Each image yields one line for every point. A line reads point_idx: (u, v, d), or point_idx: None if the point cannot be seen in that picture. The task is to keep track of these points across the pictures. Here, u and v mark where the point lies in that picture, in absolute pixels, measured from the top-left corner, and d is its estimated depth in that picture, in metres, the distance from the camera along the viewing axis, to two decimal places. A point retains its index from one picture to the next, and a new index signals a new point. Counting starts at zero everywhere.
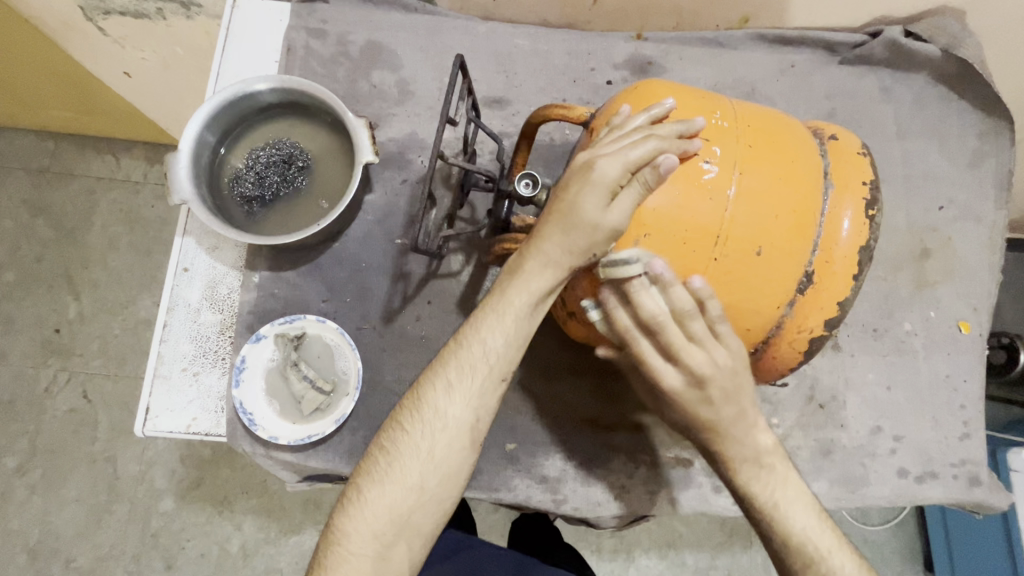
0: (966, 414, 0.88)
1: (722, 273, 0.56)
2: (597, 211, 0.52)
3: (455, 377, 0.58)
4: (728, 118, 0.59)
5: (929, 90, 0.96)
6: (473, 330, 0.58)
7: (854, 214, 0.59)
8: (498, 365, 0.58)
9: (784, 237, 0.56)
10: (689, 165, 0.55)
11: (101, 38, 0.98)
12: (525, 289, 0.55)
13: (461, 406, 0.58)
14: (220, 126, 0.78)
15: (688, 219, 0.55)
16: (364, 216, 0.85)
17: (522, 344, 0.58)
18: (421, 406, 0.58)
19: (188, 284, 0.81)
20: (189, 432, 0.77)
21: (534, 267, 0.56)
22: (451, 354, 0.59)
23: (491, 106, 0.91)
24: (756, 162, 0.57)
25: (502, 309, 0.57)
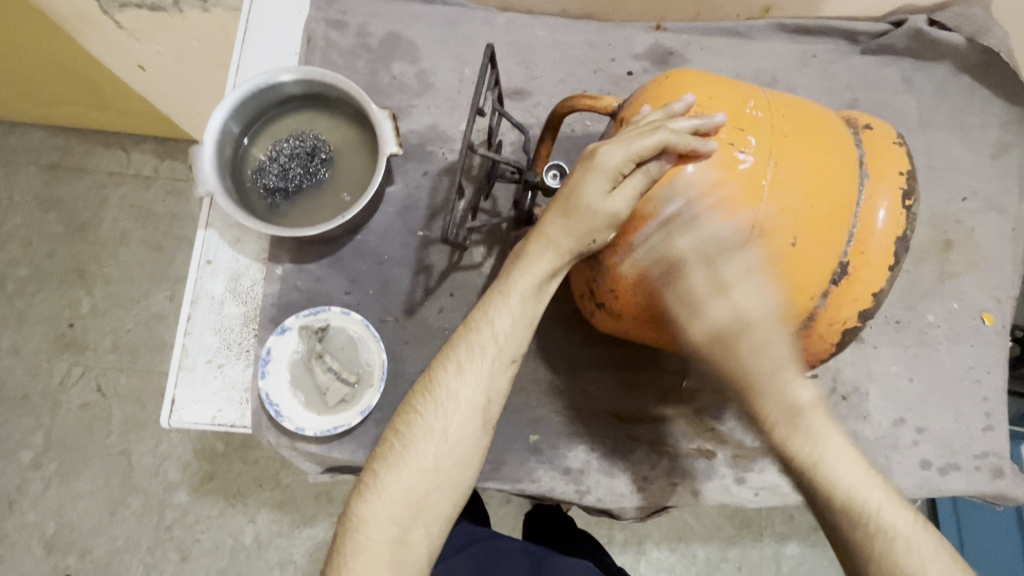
0: (989, 406, 0.88)
1: (760, 265, 0.56)
2: (603, 202, 0.55)
3: (465, 358, 0.58)
4: (760, 109, 0.58)
5: (953, 80, 0.95)
6: (482, 312, 0.59)
7: (890, 203, 0.59)
8: (508, 346, 0.58)
9: (818, 227, 0.56)
10: (722, 156, 0.55)
11: (116, 31, 0.98)
12: (528, 271, 0.58)
13: (473, 387, 0.58)
14: (243, 117, 0.78)
15: (724, 212, 0.55)
16: (385, 209, 0.85)
17: (531, 325, 0.59)
18: (434, 389, 0.59)
19: (211, 276, 0.81)
20: (213, 424, 0.78)
21: (540, 253, 0.58)
22: (461, 338, 0.60)
23: (512, 98, 0.91)
24: (790, 152, 0.56)
25: (511, 294, 0.58)
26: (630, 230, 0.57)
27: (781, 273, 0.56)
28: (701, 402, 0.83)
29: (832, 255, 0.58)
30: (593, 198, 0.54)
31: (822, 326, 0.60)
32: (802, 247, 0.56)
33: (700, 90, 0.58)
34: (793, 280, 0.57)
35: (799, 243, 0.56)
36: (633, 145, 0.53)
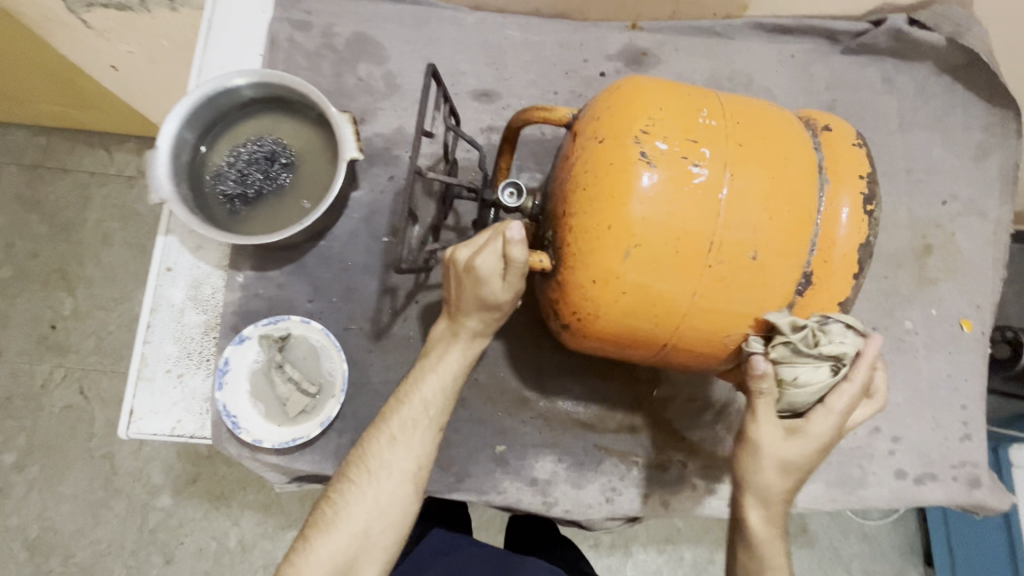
0: (967, 415, 0.86)
1: (719, 284, 0.55)
2: (493, 293, 0.56)
3: (397, 430, 0.61)
4: (713, 121, 0.56)
5: (934, 80, 0.93)
6: (412, 386, 0.61)
7: (852, 209, 0.57)
8: (436, 415, 0.61)
9: (778, 240, 0.55)
10: (674, 173, 0.53)
11: (84, 30, 0.96)
12: (455, 353, 0.61)
13: (404, 457, 0.60)
14: (200, 123, 0.76)
15: (679, 231, 0.53)
16: (350, 214, 0.84)
17: (454, 397, 0.62)
18: (367, 459, 0.61)
19: (172, 284, 0.79)
20: (173, 434, 0.76)
21: (466, 339, 0.61)
22: (394, 411, 0.62)
23: (480, 100, 0.89)
24: (743, 167, 0.55)
25: (440, 373, 0.61)
26: (582, 251, 0.55)
27: (741, 291, 0.55)
28: (672, 410, 0.82)
29: (794, 268, 0.56)
30: (480, 300, 0.57)
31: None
32: (761, 264, 0.55)
33: (651, 104, 0.56)
34: (754, 297, 0.56)
35: (758, 260, 0.54)
36: (478, 257, 0.54)
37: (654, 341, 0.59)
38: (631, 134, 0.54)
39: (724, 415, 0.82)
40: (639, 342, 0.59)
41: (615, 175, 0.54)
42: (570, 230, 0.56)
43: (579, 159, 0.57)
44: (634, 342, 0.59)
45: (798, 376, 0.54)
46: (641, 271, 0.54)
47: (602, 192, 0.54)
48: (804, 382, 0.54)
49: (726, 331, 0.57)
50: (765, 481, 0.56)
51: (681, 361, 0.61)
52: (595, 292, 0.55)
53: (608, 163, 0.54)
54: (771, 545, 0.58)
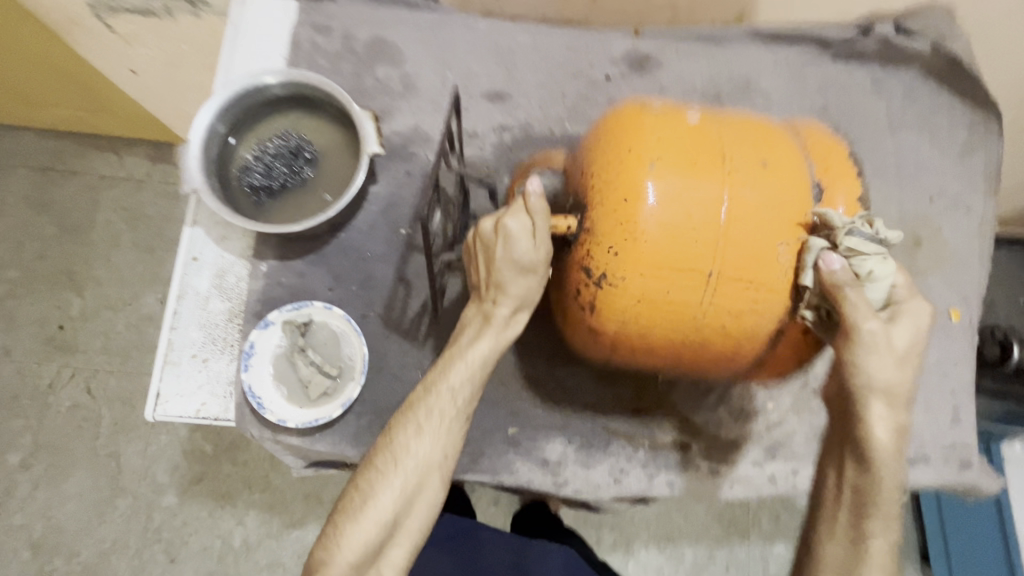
0: (957, 400, 0.90)
1: (742, 215, 0.58)
2: (527, 255, 0.59)
3: (424, 420, 0.63)
4: (712, 136, 0.61)
5: (921, 84, 0.98)
6: (441, 376, 0.63)
7: (827, 153, 0.67)
8: (463, 406, 0.64)
9: (781, 167, 0.61)
10: (680, 183, 0.58)
11: (108, 35, 1.00)
12: (482, 342, 0.63)
13: (431, 447, 0.63)
14: (229, 117, 0.81)
15: (692, 199, 0.58)
16: (368, 207, 0.88)
17: (480, 387, 0.64)
18: (394, 449, 0.63)
19: (197, 272, 0.83)
20: (197, 417, 0.79)
21: (499, 322, 0.63)
22: (420, 400, 0.64)
23: (492, 100, 0.93)
24: (743, 175, 0.59)
25: (469, 362, 0.63)
26: (602, 259, 0.60)
27: (753, 293, 0.59)
28: (677, 394, 0.86)
29: (803, 192, 0.61)
30: (514, 262, 0.60)
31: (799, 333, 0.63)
32: (768, 265, 0.59)
33: (653, 123, 0.61)
34: (765, 298, 0.59)
35: (765, 263, 0.58)
36: (505, 219, 0.59)
37: (674, 344, 0.63)
38: (632, 108, 0.64)
39: (726, 398, 0.86)
40: (684, 285, 0.59)
41: (628, 128, 0.62)
42: (588, 240, 0.61)
43: (592, 176, 0.62)
44: (656, 345, 0.63)
45: (873, 271, 0.57)
46: (670, 197, 0.58)
47: (621, 140, 0.61)
48: (878, 275, 0.57)
49: (765, 261, 0.58)
50: (882, 377, 0.59)
51: (700, 365, 0.65)
52: (617, 297, 0.60)
53: (620, 123, 0.63)
54: (886, 446, 0.60)
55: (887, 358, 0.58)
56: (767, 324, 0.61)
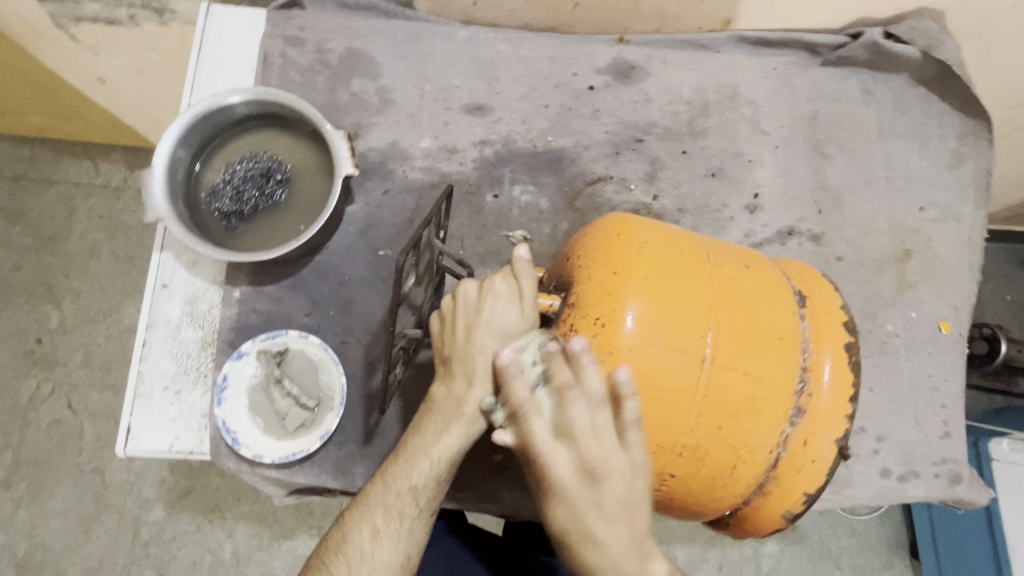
0: (947, 413, 0.89)
1: (728, 332, 0.58)
2: (515, 324, 0.60)
3: (381, 521, 0.60)
4: (703, 255, 0.61)
5: (910, 91, 0.96)
6: (402, 474, 0.60)
7: (803, 273, 0.71)
8: (425, 503, 0.61)
9: (762, 286, 0.63)
10: (671, 300, 0.57)
11: (73, 44, 0.95)
12: (445, 439, 0.60)
13: (389, 549, 0.59)
14: (194, 141, 0.77)
15: (678, 313, 0.57)
16: (346, 228, 0.85)
17: (443, 483, 0.61)
18: (347, 550, 0.60)
19: (167, 300, 0.79)
20: (172, 451, 0.76)
21: (469, 414, 0.60)
22: (379, 497, 0.61)
23: (472, 113, 0.90)
24: (734, 298, 0.59)
25: (434, 458, 0.60)
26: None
27: (740, 422, 0.59)
28: None
29: (787, 312, 0.63)
30: (500, 330, 0.59)
31: (783, 471, 0.63)
32: (758, 395, 0.59)
33: (643, 233, 0.60)
34: (750, 432, 0.59)
35: (756, 393, 0.58)
36: (494, 282, 0.61)
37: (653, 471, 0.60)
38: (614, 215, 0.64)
39: None
40: (670, 402, 0.56)
41: (619, 233, 0.60)
42: None
43: (577, 281, 0.60)
44: None
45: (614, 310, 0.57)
46: (656, 309, 0.56)
47: (610, 246, 0.59)
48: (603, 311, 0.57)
49: (750, 378, 0.58)
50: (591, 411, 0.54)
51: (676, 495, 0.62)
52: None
53: (610, 230, 0.61)
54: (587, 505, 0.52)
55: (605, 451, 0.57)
56: (755, 460, 0.61)
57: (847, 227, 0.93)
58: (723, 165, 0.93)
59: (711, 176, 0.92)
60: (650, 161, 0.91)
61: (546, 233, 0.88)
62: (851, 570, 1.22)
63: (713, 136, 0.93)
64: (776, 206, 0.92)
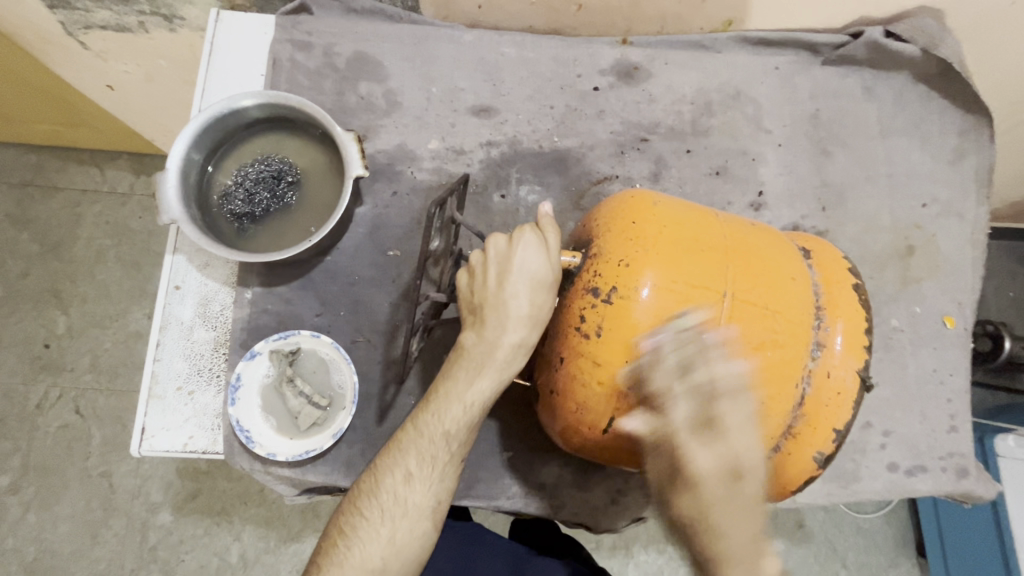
0: (952, 408, 0.90)
1: (746, 273, 0.60)
2: (543, 272, 0.60)
3: (414, 466, 0.61)
4: (711, 212, 0.65)
5: (911, 89, 0.97)
6: (434, 420, 0.61)
7: (803, 240, 0.74)
8: (456, 449, 0.62)
9: (769, 239, 0.66)
10: (689, 242, 0.59)
11: (83, 51, 0.97)
12: (478, 382, 0.61)
13: (422, 492, 0.61)
14: (206, 144, 0.78)
15: (700, 256, 0.59)
16: (355, 229, 0.86)
17: (473, 430, 0.62)
18: (380, 494, 0.61)
19: (180, 302, 0.80)
20: (185, 451, 0.77)
21: (500, 360, 0.61)
22: (411, 443, 0.62)
23: (478, 115, 0.91)
24: (746, 244, 0.62)
25: (467, 403, 0.61)
26: (608, 313, 0.57)
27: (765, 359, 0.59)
28: None
29: (795, 260, 0.66)
30: (530, 275, 0.60)
31: (809, 409, 0.64)
32: (781, 333, 0.60)
33: (655, 193, 0.64)
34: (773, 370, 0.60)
35: (777, 329, 0.60)
36: (521, 232, 0.62)
37: None
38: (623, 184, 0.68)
39: None
40: (698, 339, 0.57)
41: (632, 193, 0.64)
42: (593, 289, 0.59)
43: (597, 235, 0.62)
44: None
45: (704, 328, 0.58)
46: (679, 250, 0.58)
47: (626, 202, 0.62)
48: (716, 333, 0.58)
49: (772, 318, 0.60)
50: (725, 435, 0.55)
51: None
52: (623, 352, 0.57)
53: (622, 193, 0.65)
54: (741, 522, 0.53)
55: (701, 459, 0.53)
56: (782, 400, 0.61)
57: (850, 225, 0.94)
58: (726, 164, 0.94)
59: (714, 175, 0.93)
60: (653, 161, 0.92)
61: None
62: (858, 569, 1.22)
63: (716, 136, 0.94)
64: (778, 204, 0.93)
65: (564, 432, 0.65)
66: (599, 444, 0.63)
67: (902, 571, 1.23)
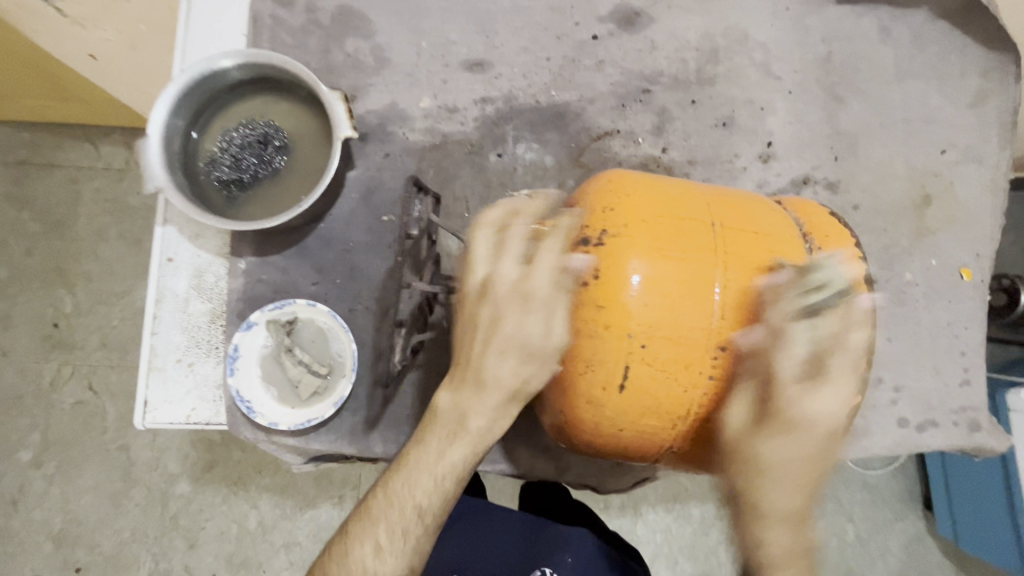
0: (967, 361, 0.88)
1: (727, 206, 0.61)
2: (541, 342, 0.56)
3: (385, 538, 0.56)
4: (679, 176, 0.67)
5: (932, 27, 0.92)
6: (407, 489, 0.57)
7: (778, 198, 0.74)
8: (432, 520, 0.57)
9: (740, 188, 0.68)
10: (663, 185, 0.60)
11: (59, 19, 0.91)
12: (454, 455, 0.58)
13: (395, 565, 0.56)
14: (189, 109, 0.75)
15: (681, 197, 0.60)
16: (347, 194, 0.83)
17: (451, 500, 0.58)
18: (349, 564, 0.56)
19: (174, 274, 0.79)
20: (188, 422, 0.77)
21: (475, 432, 0.58)
22: (382, 512, 0.57)
23: (471, 70, 0.87)
24: (718, 190, 0.64)
25: (439, 474, 0.58)
26: (601, 253, 0.56)
27: (767, 277, 0.57)
28: None
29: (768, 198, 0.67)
30: (525, 341, 0.56)
31: None
32: (774, 251, 0.58)
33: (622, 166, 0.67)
34: None
35: (770, 247, 0.58)
36: (513, 265, 0.57)
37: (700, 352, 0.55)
38: None
39: None
40: (694, 262, 0.55)
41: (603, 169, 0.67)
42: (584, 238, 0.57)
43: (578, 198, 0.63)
44: (676, 361, 0.55)
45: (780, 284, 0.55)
46: (656, 188, 0.59)
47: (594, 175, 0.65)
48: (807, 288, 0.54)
49: (766, 242, 0.59)
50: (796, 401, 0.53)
51: (732, 382, 0.56)
52: (624, 287, 0.54)
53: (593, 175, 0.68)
54: (776, 481, 0.53)
55: (827, 418, 0.53)
56: None
57: (864, 175, 0.89)
58: (733, 114, 0.89)
59: (721, 126, 0.89)
60: (656, 114, 0.88)
61: (552, 191, 0.86)
62: (863, 522, 1.23)
63: (722, 84, 0.89)
64: (789, 154, 0.89)
65: (576, 412, 0.58)
66: (620, 414, 0.57)
67: (907, 523, 1.23)
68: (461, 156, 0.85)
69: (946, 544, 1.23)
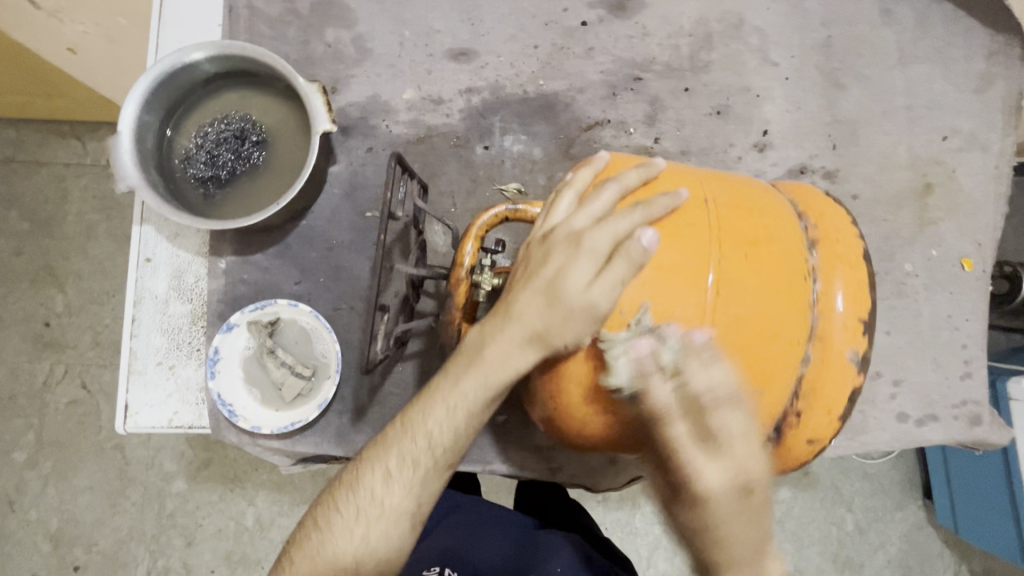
0: (969, 353, 0.86)
1: (723, 185, 0.58)
2: (581, 292, 0.51)
3: (395, 466, 0.57)
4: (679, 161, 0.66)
5: (933, 9, 0.89)
6: (421, 418, 0.57)
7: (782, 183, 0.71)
8: (442, 456, 0.56)
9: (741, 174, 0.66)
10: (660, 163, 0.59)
11: (34, 11, 0.88)
12: (480, 381, 0.54)
13: (401, 493, 0.56)
14: (161, 104, 0.73)
15: (679, 175, 0.58)
16: (330, 190, 0.81)
17: (468, 437, 0.57)
18: (357, 486, 0.57)
19: (153, 275, 0.77)
20: (171, 426, 0.75)
21: (494, 365, 0.54)
22: (395, 441, 0.57)
23: (456, 60, 0.84)
24: (716, 171, 0.62)
25: (451, 406, 0.55)
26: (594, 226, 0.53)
27: (764, 255, 0.54)
28: None
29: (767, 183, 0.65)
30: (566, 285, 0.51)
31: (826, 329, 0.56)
32: (770, 228, 0.56)
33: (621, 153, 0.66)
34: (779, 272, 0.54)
35: (767, 225, 0.56)
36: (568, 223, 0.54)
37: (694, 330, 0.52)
38: None
39: None
40: (688, 235, 0.53)
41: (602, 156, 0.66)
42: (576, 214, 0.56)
43: None
44: None
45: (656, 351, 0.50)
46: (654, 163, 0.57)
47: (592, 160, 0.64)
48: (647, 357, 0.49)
49: (762, 219, 0.56)
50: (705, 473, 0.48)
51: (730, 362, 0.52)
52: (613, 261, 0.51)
53: None
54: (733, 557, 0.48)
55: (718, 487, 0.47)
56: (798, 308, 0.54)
57: (864, 163, 0.87)
58: (729, 102, 0.86)
59: (715, 115, 0.86)
60: (649, 103, 0.85)
61: (541, 183, 0.83)
62: (863, 513, 1.21)
63: (717, 71, 0.86)
64: (786, 143, 0.86)
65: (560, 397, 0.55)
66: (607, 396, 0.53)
67: (907, 513, 1.22)
68: (446, 149, 0.83)
69: (947, 534, 1.22)
